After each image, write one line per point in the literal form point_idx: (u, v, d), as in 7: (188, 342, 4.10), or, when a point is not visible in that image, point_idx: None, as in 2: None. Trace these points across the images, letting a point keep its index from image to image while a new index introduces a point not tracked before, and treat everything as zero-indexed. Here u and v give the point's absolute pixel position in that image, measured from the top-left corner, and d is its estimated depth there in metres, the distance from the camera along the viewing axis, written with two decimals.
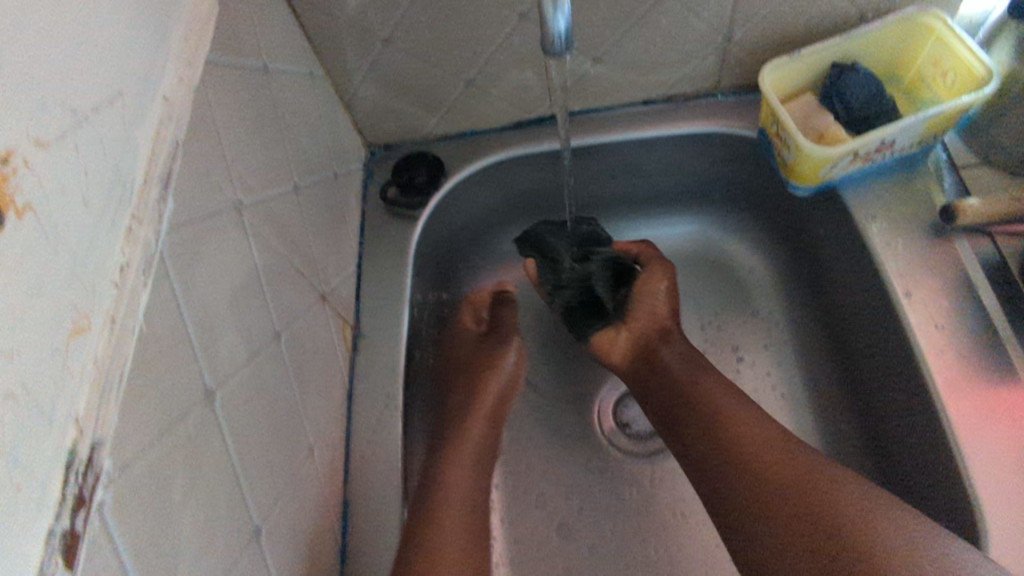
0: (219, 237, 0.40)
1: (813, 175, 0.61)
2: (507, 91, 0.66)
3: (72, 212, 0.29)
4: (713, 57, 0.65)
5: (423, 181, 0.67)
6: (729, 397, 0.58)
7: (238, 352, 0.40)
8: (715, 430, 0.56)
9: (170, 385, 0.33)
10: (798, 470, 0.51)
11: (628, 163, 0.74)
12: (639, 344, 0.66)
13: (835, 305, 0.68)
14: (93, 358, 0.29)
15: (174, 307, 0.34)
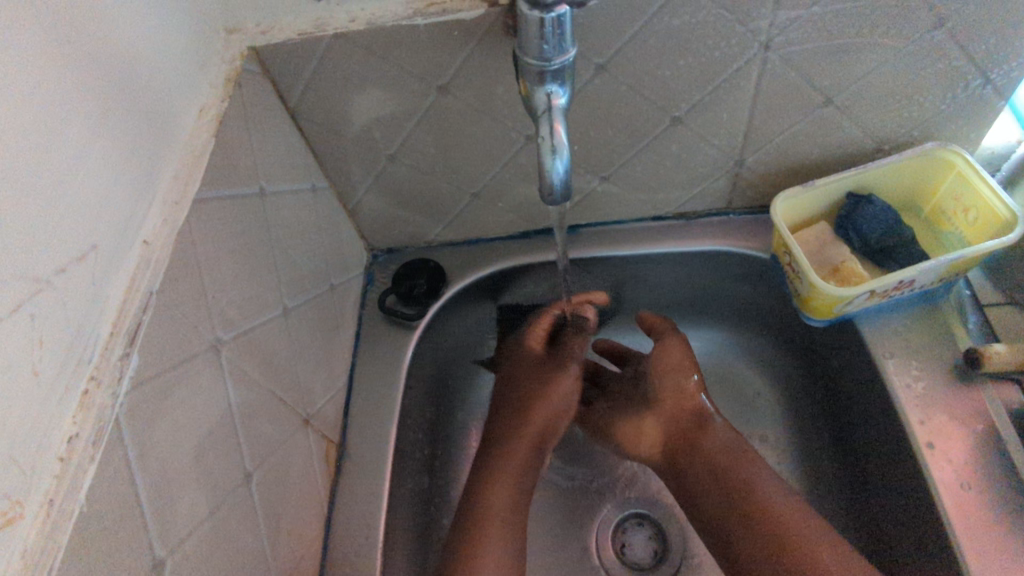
0: (189, 383, 0.38)
1: (828, 310, 0.58)
2: (513, 205, 0.65)
3: (18, 390, 0.27)
4: (723, 179, 0.64)
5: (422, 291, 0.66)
6: (737, 459, 0.57)
7: (197, 509, 0.37)
8: (733, 497, 0.55)
9: (108, 567, 0.30)
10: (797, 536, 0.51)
11: (633, 276, 0.72)
12: (671, 426, 0.62)
13: (850, 441, 0.63)
14: (20, 551, 0.27)
15: (125, 476, 0.32)
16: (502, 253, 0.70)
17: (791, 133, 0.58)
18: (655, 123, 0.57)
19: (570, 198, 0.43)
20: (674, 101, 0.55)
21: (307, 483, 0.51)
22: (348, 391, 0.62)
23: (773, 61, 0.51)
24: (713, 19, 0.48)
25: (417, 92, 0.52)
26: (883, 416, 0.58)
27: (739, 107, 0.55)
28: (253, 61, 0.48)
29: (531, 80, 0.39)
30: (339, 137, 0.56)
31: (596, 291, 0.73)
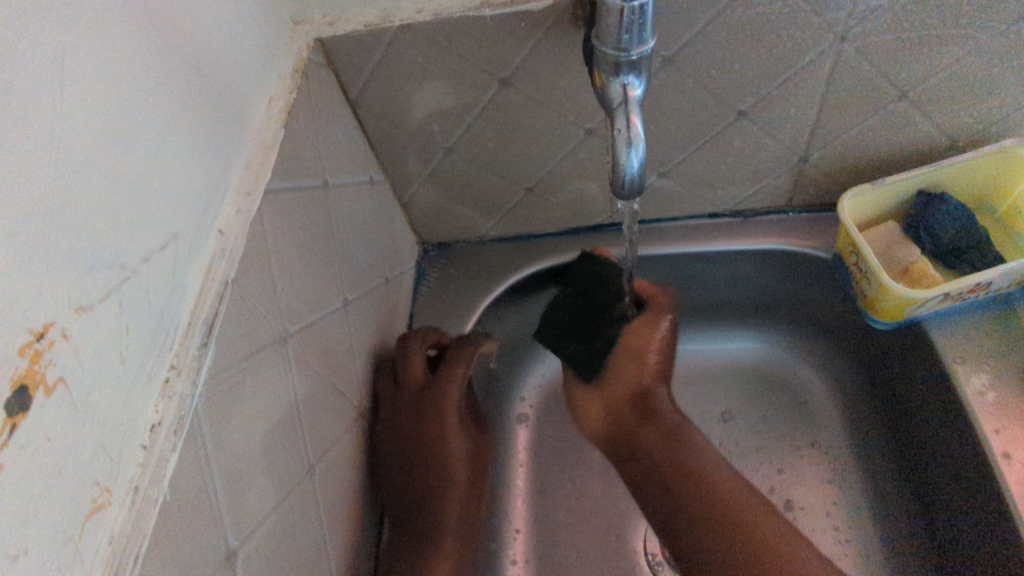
0: (259, 373, 0.38)
1: (896, 312, 0.56)
2: (567, 200, 0.64)
3: (107, 377, 0.28)
4: (786, 176, 0.62)
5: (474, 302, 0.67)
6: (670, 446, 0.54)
7: (266, 499, 0.37)
8: (676, 488, 0.52)
9: (187, 555, 0.30)
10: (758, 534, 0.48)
11: (688, 276, 0.70)
12: (612, 406, 0.58)
13: (916, 449, 0.61)
14: (108, 538, 0.27)
15: (203, 465, 0.32)
16: (554, 249, 0.69)
17: (860, 129, 0.56)
18: (718, 118, 0.55)
19: (642, 191, 0.42)
20: (741, 95, 0.53)
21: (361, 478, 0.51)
22: None
23: (848, 54, 0.49)
24: (789, 9, 0.46)
25: (478, 85, 0.51)
26: (954, 425, 0.56)
27: (808, 101, 0.54)
28: (318, 53, 0.48)
29: (606, 71, 0.38)
30: (397, 131, 0.56)
31: None
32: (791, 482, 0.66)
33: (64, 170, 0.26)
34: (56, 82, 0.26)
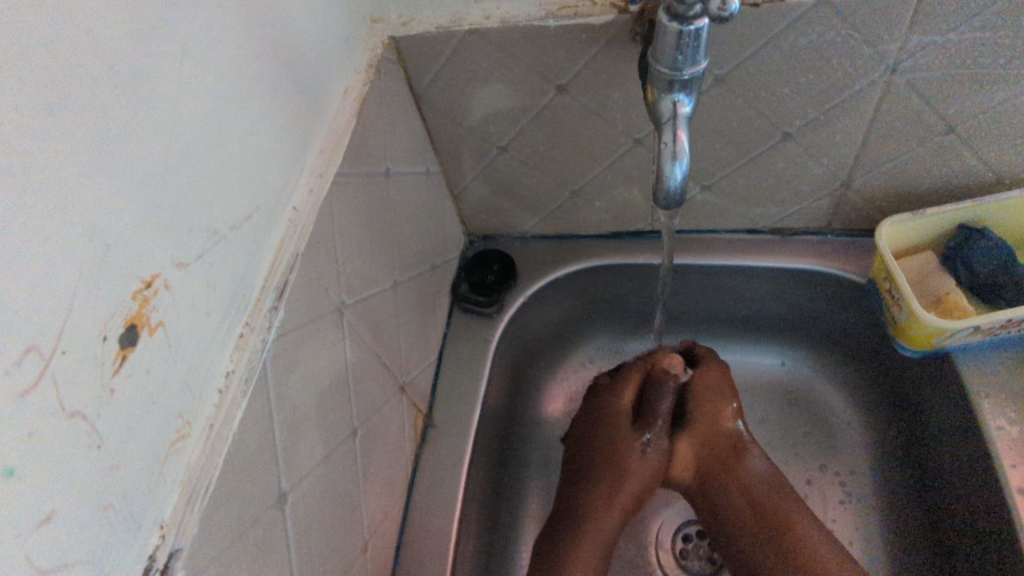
0: (318, 338, 0.42)
1: (925, 340, 0.57)
2: (611, 205, 0.67)
3: (195, 326, 0.32)
4: (827, 198, 0.63)
5: (493, 280, 0.69)
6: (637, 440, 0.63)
7: (315, 451, 0.41)
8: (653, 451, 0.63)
9: (250, 489, 0.34)
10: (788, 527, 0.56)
11: (723, 288, 0.72)
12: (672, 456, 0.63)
13: (936, 481, 0.62)
14: (186, 464, 0.31)
15: (266, 412, 0.36)
16: (593, 250, 0.72)
17: (903, 159, 0.57)
18: (765, 137, 0.57)
19: (680, 203, 0.44)
20: (788, 117, 0.55)
21: (398, 447, 0.55)
22: (437, 368, 0.66)
23: (897, 86, 0.51)
24: (842, 39, 0.48)
25: (536, 89, 0.55)
26: (974, 456, 0.57)
27: (854, 127, 0.55)
28: (391, 50, 0.52)
29: (660, 87, 0.41)
30: (457, 128, 0.60)
31: (684, 298, 0.74)
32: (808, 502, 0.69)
33: (178, 144, 0.30)
34: (179, 60, 0.30)
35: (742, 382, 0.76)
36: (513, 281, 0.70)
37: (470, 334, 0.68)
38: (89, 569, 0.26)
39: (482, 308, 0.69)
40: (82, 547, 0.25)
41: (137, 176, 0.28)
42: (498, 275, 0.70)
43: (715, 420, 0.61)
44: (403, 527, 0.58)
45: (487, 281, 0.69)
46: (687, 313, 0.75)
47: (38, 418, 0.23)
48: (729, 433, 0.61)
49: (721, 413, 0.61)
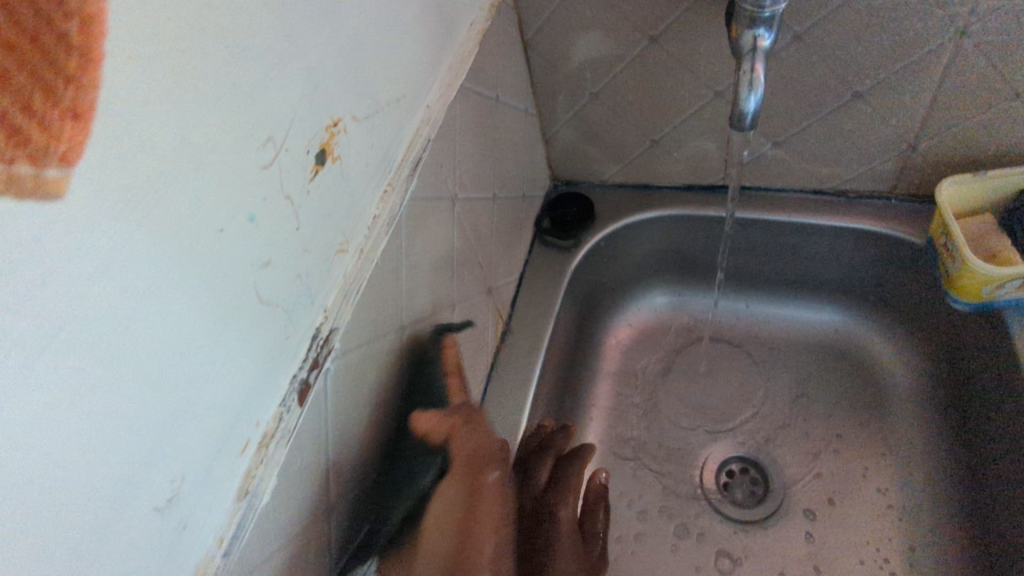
0: (437, 215, 0.51)
1: (974, 291, 0.61)
2: (687, 156, 0.74)
3: (359, 169, 0.41)
4: (894, 161, 0.68)
5: (574, 216, 0.77)
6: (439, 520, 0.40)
7: (427, 305, 0.50)
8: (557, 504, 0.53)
9: (383, 310, 0.43)
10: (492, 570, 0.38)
11: (785, 246, 0.77)
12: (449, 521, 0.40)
13: (981, 434, 0.66)
14: (345, 271, 0.40)
15: (398, 255, 0.45)
16: (667, 201, 0.78)
17: (970, 124, 0.61)
18: (837, 96, 0.63)
19: (753, 127, 0.52)
20: (860, 76, 0.60)
21: (482, 338, 0.63)
22: (517, 288, 0.75)
23: (967, 49, 0.55)
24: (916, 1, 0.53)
25: (631, 39, 0.62)
26: (1018, 407, 0.60)
27: (923, 89, 0.60)
28: None
29: (741, 24, 0.47)
30: (556, 73, 0.68)
31: (747, 254, 0.79)
32: (851, 450, 0.74)
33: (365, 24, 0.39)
34: None
35: (797, 338, 0.81)
36: (591, 221, 0.78)
37: (548, 263, 0.76)
38: (284, 315, 0.35)
39: (562, 240, 0.77)
40: (282, 297, 0.35)
41: (339, 41, 0.37)
42: (579, 213, 0.77)
43: (487, 538, 0.38)
44: (480, 412, 0.67)
45: (569, 217, 0.77)
46: (749, 270, 0.81)
47: (268, 191, 0.32)
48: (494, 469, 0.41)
49: (487, 498, 0.39)
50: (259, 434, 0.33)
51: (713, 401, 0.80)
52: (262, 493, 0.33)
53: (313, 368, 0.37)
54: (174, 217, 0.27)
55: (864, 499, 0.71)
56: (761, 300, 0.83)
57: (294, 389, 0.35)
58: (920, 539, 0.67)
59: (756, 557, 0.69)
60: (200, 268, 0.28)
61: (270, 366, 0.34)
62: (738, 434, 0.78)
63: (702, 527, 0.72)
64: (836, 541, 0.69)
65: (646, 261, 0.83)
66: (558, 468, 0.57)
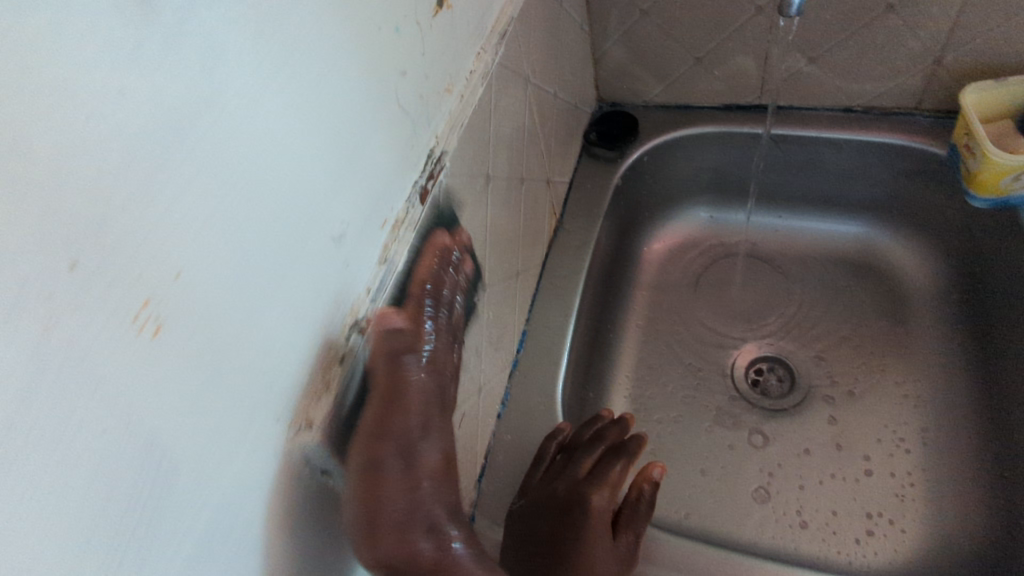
0: (514, 90, 0.57)
1: (993, 184, 0.67)
2: (726, 74, 0.80)
3: (462, 24, 0.47)
4: (919, 75, 0.74)
5: (618, 132, 0.84)
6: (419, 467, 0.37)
7: (504, 168, 0.56)
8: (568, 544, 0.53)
9: (476, 155, 0.50)
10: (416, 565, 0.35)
11: (815, 161, 0.83)
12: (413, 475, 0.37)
13: (995, 326, 0.72)
14: (450, 109, 0.46)
15: (487, 111, 0.51)
16: (705, 119, 0.84)
17: (991, 35, 0.67)
18: (870, 9, 0.69)
19: None
20: None
21: (539, 223, 0.70)
22: (566, 194, 0.81)
23: None
24: None
25: None
26: None
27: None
28: None
29: None
30: None
31: (778, 171, 0.85)
32: (873, 348, 0.80)
33: None
34: None
35: (822, 251, 0.87)
36: (634, 137, 0.84)
37: (594, 173, 0.83)
38: (411, 126, 0.41)
39: (607, 152, 0.83)
40: (410, 109, 0.41)
41: None
42: (623, 129, 0.84)
43: (352, 485, 0.34)
44: (534, 295, 0.73)
45: (613, 133, 0.84)
46: (780, 187, 0.87)
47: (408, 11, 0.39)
48: (428, 479, 0.37)
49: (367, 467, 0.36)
50: (395, 216, 0.39)
51: (744, 307, 0.86)
52: (397, 261, 0.39)
53: (430, 179, 0.43)
54: None
55: (884, 389, 0.77)
56: (789, 217, 0.89)
57: (415, 192, 0.41)
58: (935, 423, 0.73)
59: (783, 437, 0.75)
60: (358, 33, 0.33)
61: (403, 164, 0.40)
62: (766, 336, 0.84)
63: (732, 412, 0.78)
64: (856, 423, 0.75)
65: (684, 179, 0.89)
66: (606, 457, 0.62)
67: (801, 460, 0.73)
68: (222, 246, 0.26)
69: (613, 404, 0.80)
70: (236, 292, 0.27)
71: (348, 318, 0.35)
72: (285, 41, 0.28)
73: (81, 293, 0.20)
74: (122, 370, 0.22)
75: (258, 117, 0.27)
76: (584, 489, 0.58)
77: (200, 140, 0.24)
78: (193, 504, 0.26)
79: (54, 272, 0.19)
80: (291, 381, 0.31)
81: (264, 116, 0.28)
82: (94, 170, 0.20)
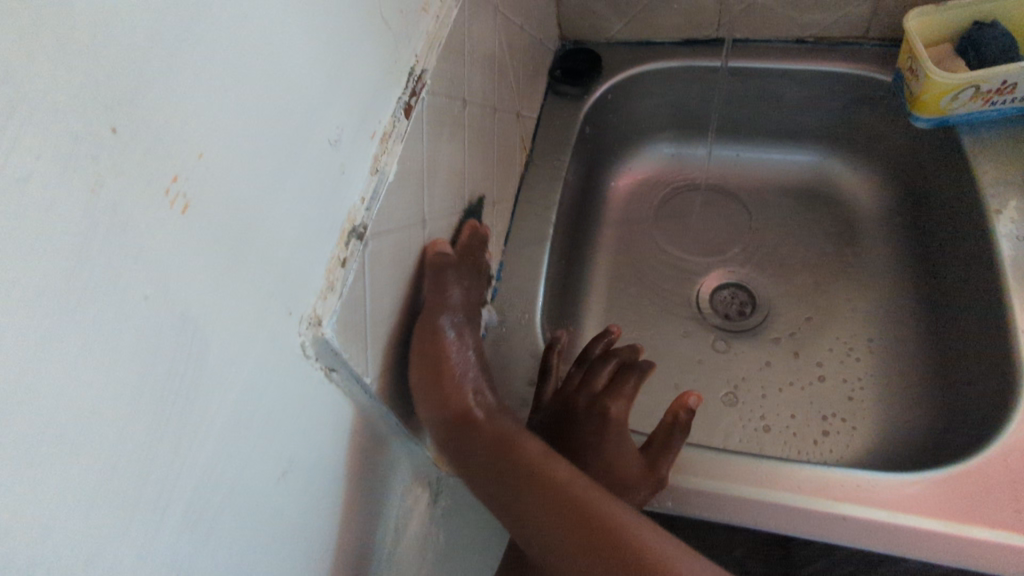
0: (485, 18, 0.58)
1: (933, 104, 0.71)
2: (685, 8, 0.82)
3: None
4: (867, 4, 0.77)
5: (583, 70, 0.85)
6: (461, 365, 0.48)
7: (478, 95, 0.58)
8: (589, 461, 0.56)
9: (453, 78, 0.51)
10: (545, 482, 0.43)
11: (771, 93, 0.86)
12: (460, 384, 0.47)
13: (931, 237, 0.77)
14: (427, 30, 0.47)
15: (462, 35, 0.52)
16: (666, 55, 0.87)
17: None
18: None
19: None
20: None
21: (510, 155, 0.72)
22: (535, 131, 0.83)
23: None
24: None
25: None
26: (970, 204, 0.71)
27: None
28: None
29: None
30: None
31: (737, 104, 0.89)
32: (824, 269, 0.85)
33: None
34: None
35: (780, 181, 0.92)
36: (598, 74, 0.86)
37: (561, 110, 0.85)
38: (394, 41, 0.42)
39: (572, 90, 0.85)
40: (391, 25, 0.42)
41: None
42: (588, 67, 0.85)
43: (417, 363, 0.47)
44: (509, 228, 0.76)
45: (579, 70, 0.85)
46: (738, 119, 0.91)
47: None
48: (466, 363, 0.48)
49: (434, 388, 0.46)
50: (381, 129, 0.41)
51: (705, 237, 0.91)
52: (389, 173, 0.40)
53: (413, 96, 0.44)
54: None
55: (834, 305, 0.82)
56: (747, 149, 0.93)
57: (400, 107, 0.43)
58: (878, 332, 0.78)
59: (744, 353, 0.80)
60: None
61: (385, 77, 0.41)
62: (727, 263, 0.88)
63: (697, 333, 0.83)
64: (810, 335, 0.81)
65: (646, 115, 0.91)
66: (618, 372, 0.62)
67: (762, 372, 0.78)
68: (236, 131, 0.27)
69: (584, 334, 0.83)
70: (243, 186, 0.28)
71: (346, 225, 0.36)
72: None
73: (119, 159, 0.21)
74: (159, 238, 0.23)
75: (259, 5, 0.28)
76: (602, 402, 0.59)
77: (207, 28, 0.24)
78: (218, 379, 0.27)
79: (96, 133, 0.20)
80: (301, 282, 0.33)
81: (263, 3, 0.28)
82: (124, 59, 0.21)
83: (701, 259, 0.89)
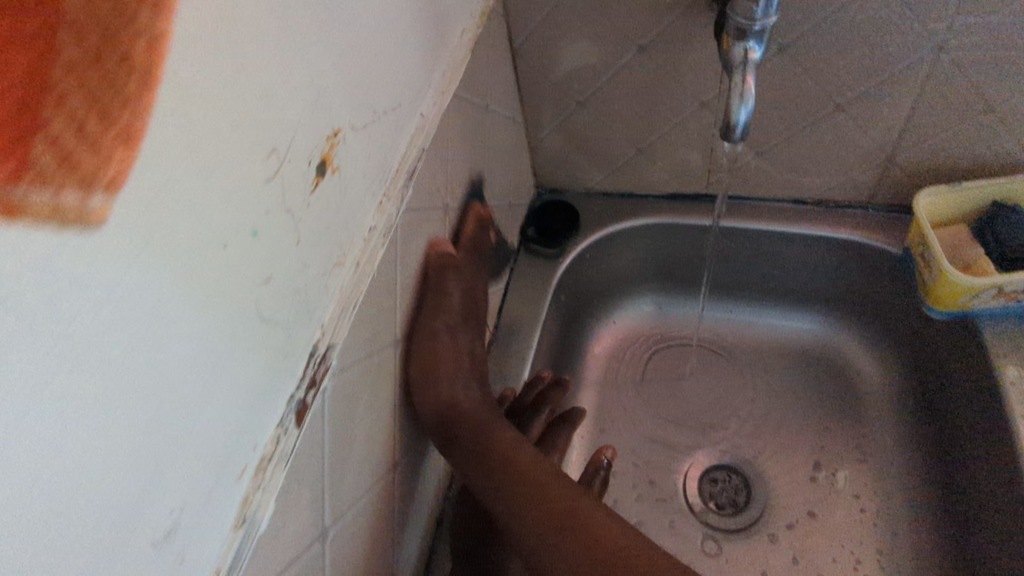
0: (429, 227, 0.50)
1: (952, 300, 0.63)
2: (671, 166, 0.75)
3: (356, 181, 0.40)
4: (870, 173, 0.70)
5: (559, 227, 0.78)
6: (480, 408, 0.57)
7: (418, 317, 0.50)
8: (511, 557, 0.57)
9: (381, 323, 0.43)
10: (574, 516, 0.49)
11: (766, 254, 0.78)
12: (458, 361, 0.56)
13: (951, 441, 0.68)
14: (341, 286, 0.39)
15: (393, 268, 0.44)
16: (651, 209, 0.79)
17: (943, 137, 0.64)
18: (817, 110, 0.65)
19: (745, 139, 0.52)
20: (841, 89, 0.62)
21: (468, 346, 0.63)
22: (503, 296, 0.75)
23: (943, 64, 0.58)
24: (896, 17, 0.55)
25: (621, 49, 0.63)
26: (994, 418, 0.61)
27: (901, 103, 0.62)
28: (500, 4, 0.61)
29: (732, 36, 0.48)
30: (543, 82, 0.68)
31: (729, 262, 0.81)
32: (828, 451, 0.76)
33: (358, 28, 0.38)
34: None
35: (776, 344, 0.83)
36: (575, 230, 0.78)
37: (533, 271, 0.77)
38: (286, 333, 0.34)
39: (546, 249, 0.77)
40: (282, 316, 0.33)
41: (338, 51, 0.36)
42: (565, 224, 0.79)
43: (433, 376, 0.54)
44: None
45: (555, 229, 0.78)
46: (730, 276, 0.82)
47: (273, 204, 0.31)
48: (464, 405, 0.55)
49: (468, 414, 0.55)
50: (256, 458, 0.33)
51: (695, 404, 0.81)
52: (261, 518, 0.33)
53: (310, 387, 0.36)
54: (185, 231, 0.25)
55: (840, 504, 0.72)
56: (740, 307, 0.85)
57: (290, 411, 0.34)
58: (896, 550, 0.68)
59: (737, 560, 0.70)
60: (196, 274, 0.26)
61: (259, 398, 0.32)
62: (719, 442, 0.78)
63: (684, 531, 0.72)
64: (813, 541, 0.70)
65: (631, 267, 0.83)
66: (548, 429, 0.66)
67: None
68: None
69: None
70: None
71: None
72: (142, 252, 0.23)
73: None
74: None
75: (108, 349, 0.22)
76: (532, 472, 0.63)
77: None
78: None
79: None
80: None
81: (118, 343, 0.22)
82: None
83: (688, 436, 0.79)
